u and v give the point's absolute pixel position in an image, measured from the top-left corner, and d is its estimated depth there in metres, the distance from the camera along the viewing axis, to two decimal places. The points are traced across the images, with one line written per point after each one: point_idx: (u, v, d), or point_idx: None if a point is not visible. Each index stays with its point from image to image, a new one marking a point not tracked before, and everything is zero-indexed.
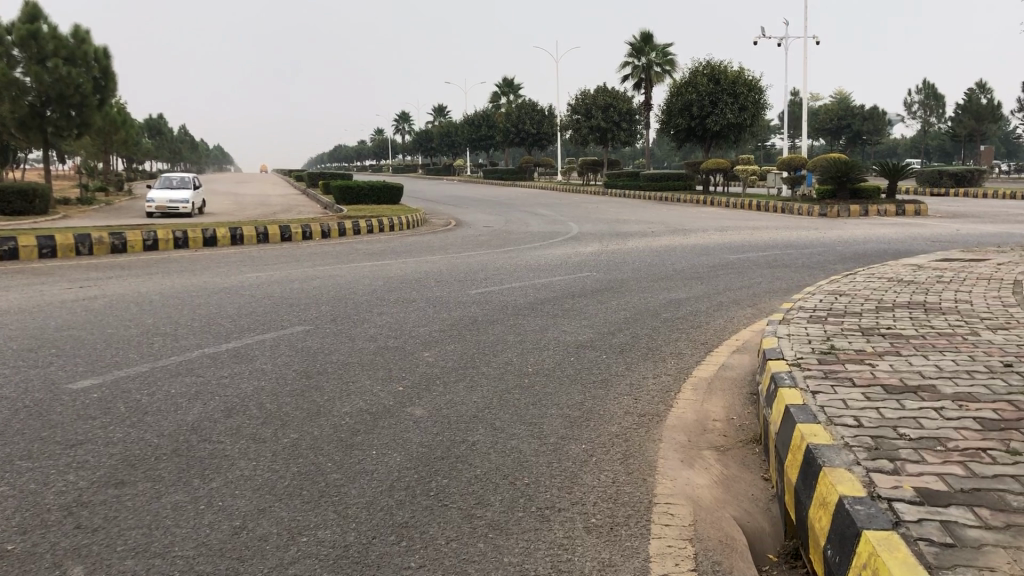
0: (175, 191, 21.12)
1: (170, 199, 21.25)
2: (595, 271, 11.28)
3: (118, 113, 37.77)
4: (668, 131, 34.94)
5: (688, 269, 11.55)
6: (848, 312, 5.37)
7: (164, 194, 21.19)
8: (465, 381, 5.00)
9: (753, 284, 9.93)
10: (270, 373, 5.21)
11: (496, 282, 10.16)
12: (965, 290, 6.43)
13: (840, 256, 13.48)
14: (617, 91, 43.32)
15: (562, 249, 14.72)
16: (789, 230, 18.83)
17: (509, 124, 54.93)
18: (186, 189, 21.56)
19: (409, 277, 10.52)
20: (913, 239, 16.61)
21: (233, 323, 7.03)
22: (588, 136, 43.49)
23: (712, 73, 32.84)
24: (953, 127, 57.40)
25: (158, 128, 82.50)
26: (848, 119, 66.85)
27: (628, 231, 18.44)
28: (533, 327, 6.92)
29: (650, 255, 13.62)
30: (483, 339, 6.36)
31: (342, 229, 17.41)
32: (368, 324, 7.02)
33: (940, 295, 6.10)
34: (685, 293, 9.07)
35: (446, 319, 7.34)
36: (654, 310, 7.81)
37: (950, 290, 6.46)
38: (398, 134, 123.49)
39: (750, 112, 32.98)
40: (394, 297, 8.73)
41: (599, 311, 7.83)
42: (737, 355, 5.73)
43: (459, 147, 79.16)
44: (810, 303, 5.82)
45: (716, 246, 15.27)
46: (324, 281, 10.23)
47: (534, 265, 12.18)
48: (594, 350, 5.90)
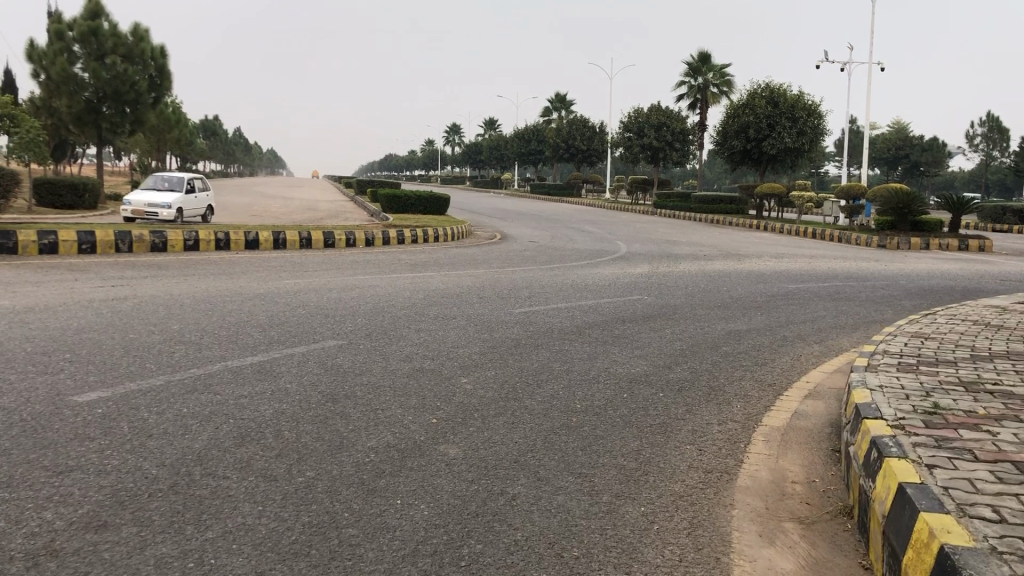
0: (156, 194, 17.82)
1: (150, 203, 17.81)
2: (647, 295, 10.70)
3: (172, 112, 37.97)
4: (723, 153, 34.21)
5: (745, 298, 10.94)
6: (942, 361, 4.76)
7: (143, 196, 17.75)
8: (507, 415, 4.48)
9: (816, 318, 9.29)
10: (293, 394, 4.74)
11: (542, 302, 9.65)
12: None
13: (907, 292, 12.74)
14: (671, 111, 42.69)
15: (611, 269, 14.19)
16: (847, 261, 18.09)
17: (559, 140, 54.53)
18: (172, 193, 18.24)
19: (451, 292, 10.06)
20: (982, 277, 15.80)
21: (262, 334, 6.59)
22: (639, 155, 42.88)
23: (772, 96, 32.10)
24: (1017, 162, 55.78)
25: (212, 129, 83.55)
26: (906, 148, 65.52)
27: (680, 253, 17.83)
28: (582, 355, 6.39)
29: (703, 280, 13.04)
30: (527, 366, 5.84)
31: (385, 238, 17.07)
32: (405, 342, 6.53)
33: None
34: (744, 325, 8.47)
35: (489, 340, 6.83)
36: (712, 343, 7.22)
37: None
38: (447, 145, 123.86)
39: (809, 136, 32.17)
40: (434, 313, 8.26)
41: (652, 340, 7.27)
42: (810, 400, 5.15)
43: (507, 161, 79.04)
44: (894, 347, 5.21)
45: (774, 274, 14.60)
46: (363, 292, 9.81)
47: (582, 285, 11.63)
48: (649, 386, 5.36)
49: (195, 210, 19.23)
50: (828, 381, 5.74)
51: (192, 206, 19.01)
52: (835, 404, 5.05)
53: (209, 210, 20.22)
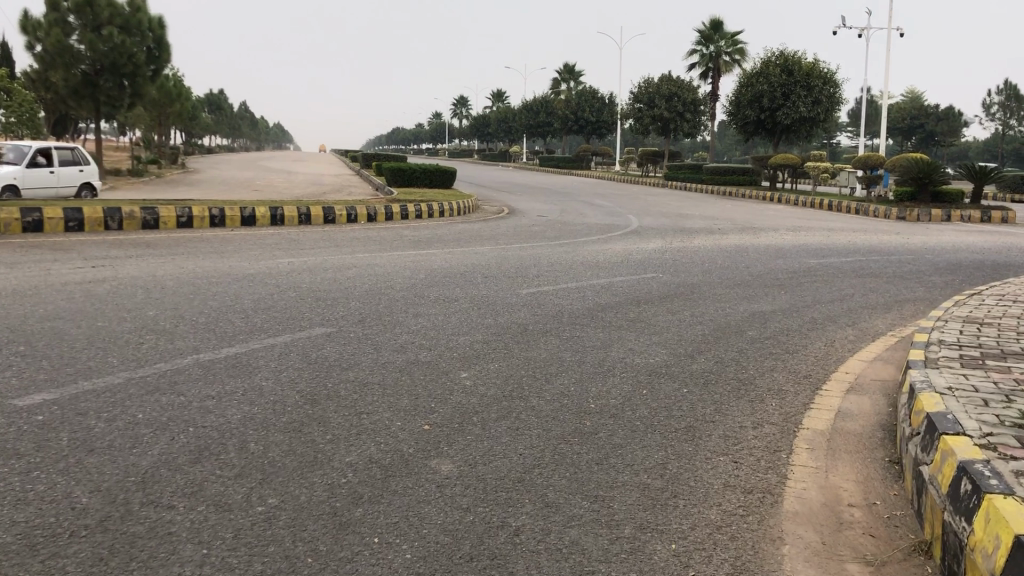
0: None
1: None
2: (662, 273, 10.09)
3: (172, 85, 37.17)
4: (735, 123, 33.40)
5: (766, 275, 10.32)
6: (1010, 353, 4.15)
7: None
8: (511, 419, 3.90)
9: (844, 297, 8.64)
10: (268, 394, 4.18)
11: (550, 281, 9.05)
12: None
13: (937, 267, 12.06)
14: (683, 80, 41.78)
15: (623, 245, 13.56)
16: (868, 234, 17.40)
17: (568, 112, 53.58)
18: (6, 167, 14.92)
19: (454, 271, 9.47)
20: (1009, 250, 15.13)
21: (245, 321, 6.02)
22: (650, 126, 42.01)
23: (786, 63, 31.23)
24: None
25: (218, 104, 82.86)
26: (921, 118, 64.39)
27: (694, 227, 17.17)
28: (594, 343, 5.80)
29: (720, 256, 12.40)
30: (535, 357, 5.25)
31: (387, 213, 16.45)
32: (401, 329, 5.96)
33: None
34: (768, 306, 7.86)
35: (492, 326, 6.25)
36: (736, 327, 6.62)
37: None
38: (454, 118, 122.59)
39: (825, 105, 31.31)
40: (435, 295, 7.67)
41: (671, 324, 6.67)
42: (854, 396, 4.57)
43: (515, 134, 77.95)
44: (949, 336, 4.59)
45: (794, 249, 13.93)
46: (360, 271, 9.23)
47: (593, 263, 11.01)
48: (670, 381, 4.78)
49: (50, 189, 15.82)
50: (870, 373, 5.13)
51: (44, 185, 15.61)
52: (883, 402, 4.46)
53: (83, 186, 16.81)
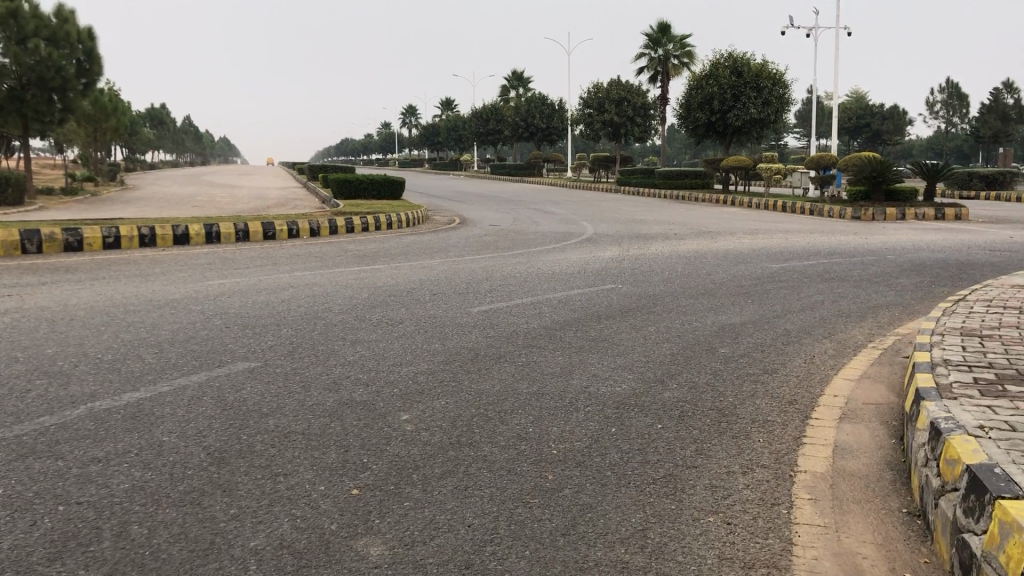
0: None
1: None
2: (622, 284, 9.54)
3: (107, 100, 35.84)
4: (686, 127, 33.19)
5: (729, 282, 9.85)
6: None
7: None
8: (458, 475, 3.27)
9: (813, 305, 8.16)
10: (167, 453, 3.50)
11: (503, 297, 8.44)
12: None
13: (901, 268, 11.72)
14: (632, 85, 41.58)
15: (579, 253, 13.01)
16: (825, 235, 17.13)
17: (517, 119, 53.15)
18: None
19: (401, 289, 8.83)
20: (968, 247, 14.95)
21: (156, 357, 5.30)
22: (601, 132, 41.68)
23: (735, 65, 31.08)
24: (977, 128, 55.63)
25: (160, 119, 80.86)
26: (867, 118, 65.24)
27: (649, 233, 16.70)
28: (553, 369, 5.20)
29: (678, 263, 11.94)
30: (489, 390, 4.63)
31: (332, 226, 15.73)
32: (334, 363, 5.28)
33: None
34: (737, 317, 7.36)
35: (439, 352, 5.61)
36: (707, 344, 6.05)
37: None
38: (404, 128, 121.45)
39: (774, 106, 31.23)
40: (378, 317, 7.03)
41: (636, 342, 6.10)
42: (848, 428, 4.03)
43: (466, 142, 77.30)
44: (953, 353, 4.05)
45: (754, 253, 13.49)
46: (298, 292, 8.54)
47: (549, 274, 10.43)
48: (643, 415, 4.19)
49: None
50: (862, 397, 4.59)
51: None
52: (886, 434, 3.90)
53: None
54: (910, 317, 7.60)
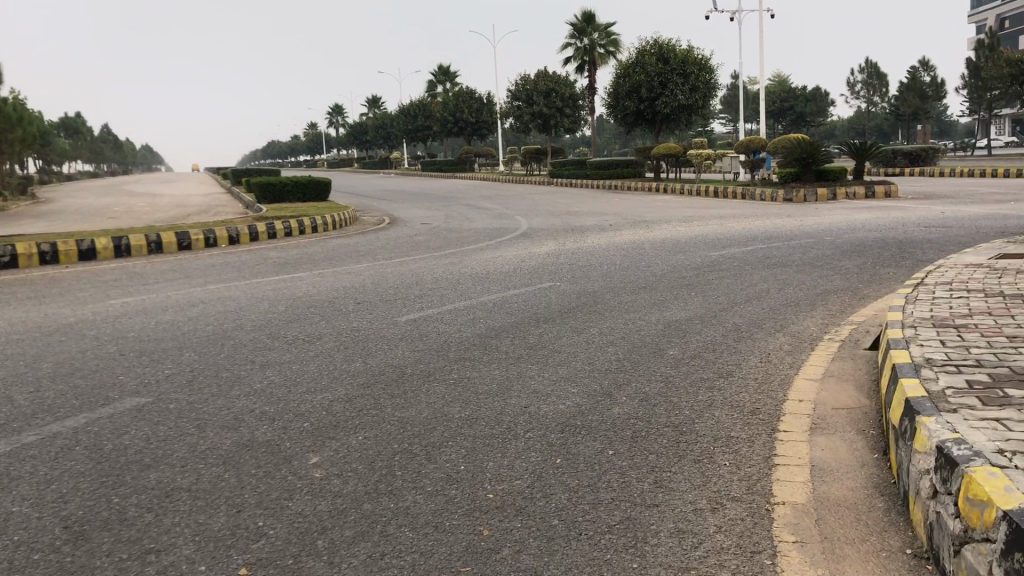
0: None
1: None
2: (559, 281, 9.02)
3: (11, 110, 34.00)
4: (615, 116, 32.92)
5: (670, 274, 9.43)
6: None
7: None
8: (373, 539, 2.69)
9: (760, 295, 7.75)
10: (12, 530, 2.83)
11: (433, 302, 7.85)
12: None
13: (841, 250, 11.48)
14: (559, 75, 41.18)
15: (513, 250, 12.45)
16: (760, 219, 16.93)
17: (446, 114, 52.34)
18: None
19: (322, 299, 8.16)
20: (901, 225, 14.86)
21: (28, 399, 4.57)
22: (530, 124, 41.25)
23: (660, 52, 30.87)
24: (896, 107, 56.79)
25: (75, 128, 77.84)
26: (790, 101, 66.17)
27: (584, 225, 16.24)
28: (487, 386, 4.64)
29: (616, 255, 11.49)
30: (414, 418, 4.06)
31: (253, 233, 14.92)
32: (237, 394, 4.63)
33: None
34: (683, 312, 6.91)
35: (359, 373, 4.99)
36: (654, 346, 5.55)
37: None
38: (331, 128, 119.31)
39: (702, 92, 31.14)
40: (295, 334, 6.39)
41: (577, 348, 5.58)
42: (822, 441, 3.55)
43: (395, 140, 76.11)
44: (933, 350, 3.61)
45: (693, 241, 13.12)
46: (209, 309, 7.82)
47: (482, 274, 9.85)
48: (591, 437, 3.66)
49: None
50: (831, 401, 4.13)
51: None
52: (866, 447, 3.43)
53: None
54: (860, 303, 7.26)
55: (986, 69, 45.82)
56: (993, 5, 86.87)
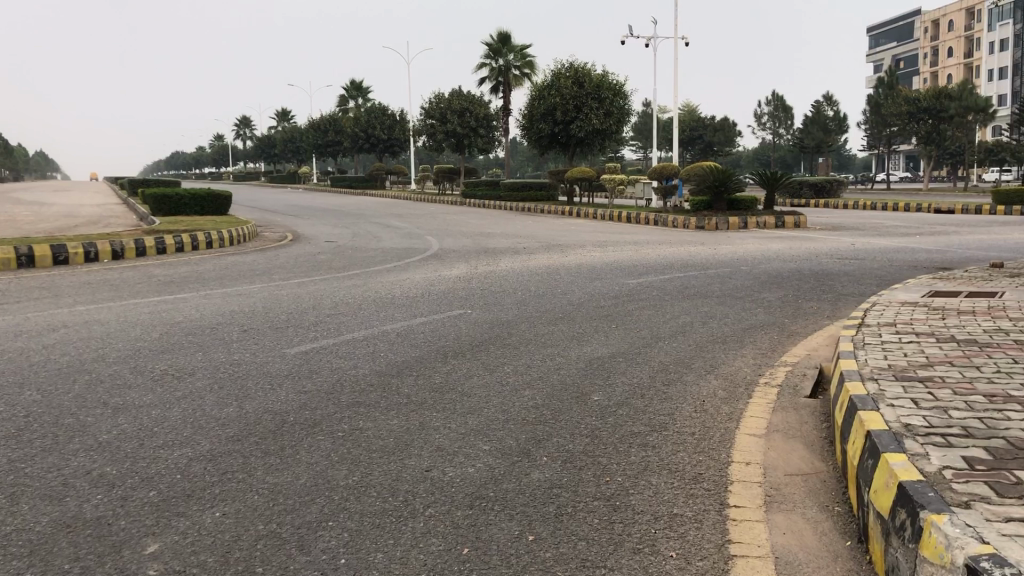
0: None
1: None
2: (470, 309, 8.34)
3: None
4: (530, 137, 32.54)
5: (587, 303, 8.86)
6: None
7: None
8: None
9: (684, 330, 7.23)
10: None
11: (331, 331, 7.07)
12: None
13: (760, 281, 11.17)
14: (473, 95, 40.71)
15: (422, 273, 11.71)
16: (675, 246, 16.64)
17: (357, 130, 51.24)
18: None
19: (204, 326, 7.26)
20: (814, 256, 14.73)
21: None
22: (443, 142, 40.60)
23: (576, 75, 30.66)
24: (801, 139, 58.40)
25: None
26: (700, 130, 67.49)
27: (497, 248, 15.63)
28: (383, 442, 3.92)
29: (530, 281, 10.90)
30: (289, 487, 3.31)
31: (140, 247, 13.79)
32: (75, 448, 3.79)
33: None
34: (604, 348, 6.34)
35: (230, 425, 4.20)
36: (576, 390, 4.92)
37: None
38: (238, 140, 116.04)
39: (616, 117, 31.08)
40: (164, 368, 5.53)
41: (487, 391, 4.90)
42: (781, 520, 2.97)
43: (304, 154, 74.26)
44: (908, 412, 3.08)
45: (609, 267, 12.66)
46: (69, 335, 6.84)
47: (386, 299, 9.10)
48: (504, 515, 3.00)
49: None
50: (782, 466, 3.56)
51: None
52: (834, 529, 2.86)
53: None
54: (789, 340, 6.81)
55: (885, 105, 47.50)
56: (890, 48, 90.89)
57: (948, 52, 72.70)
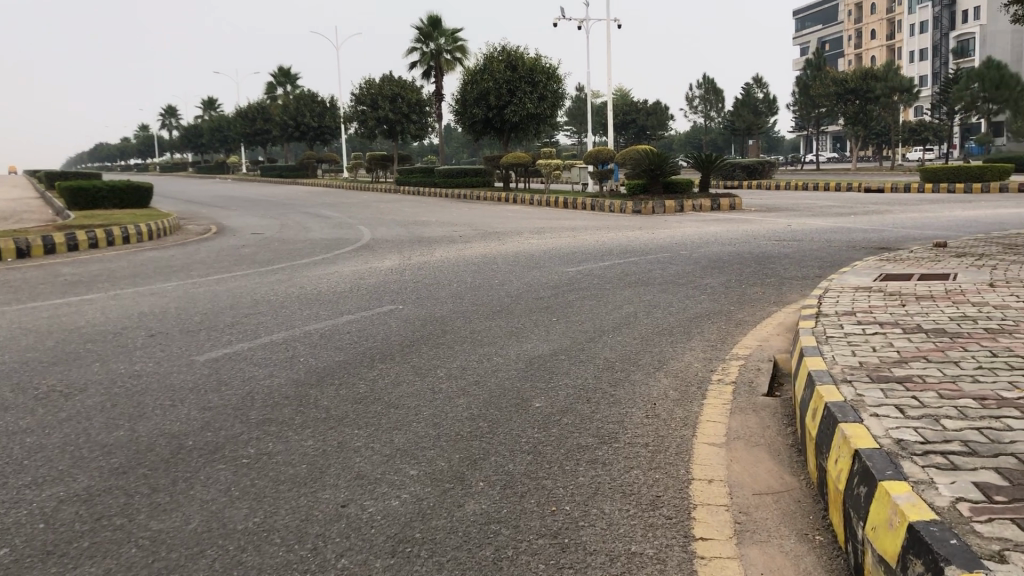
0: None
1: None
2: (401, 304, 7.80)
3: None
4: (463, 123, 31.94)
5: (525, 294, 8.41)
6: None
7: None
8: None
9: (627, 321, 6.81)
10: None
11: (249, 334, 6.48)
12: None
13: (701, 266, 10.86)
14: (404, 80, 39.89)
15: (352, 265, 11.13)
16: (613, 231, 16.32)
17: (286, 117, 49.90)
18: None
19: (107, 332, 6.60)
20: (753, 239, 14.52)
21: None
22: (375, 129, 39.71)
23: (508, 59, 30.20)
24: (733, 121, 58.88)
25: None
26: (633, 114, 67.60)
27: (431, 237, 15.08)
28: (295, 471, 3.39)
29: (465, 271, 10.40)
30: (175, 535, 2.78)
31: (48, 245, 12.92)
32: None
33: None
34: (545, 344, 5.88)
35: (117, 454, 3.63)
36: (515, 396, 4.44)
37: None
38: (163, 129, 112.60)
39: (550, 101, 30.69)
40: (51, 385, 4.89)
41: (415, 401, 4.39)
42: (757, 556, 2.54)
43: (233, 144, 72.25)
44: (897, 423, 2.67)
45: (547, 255, 12.25)
46: None
47: (313, 295, 8.51)
48: (430, 566, 2.51)
49: None
50: (749, 483, 3.14)
51: None
52: (820, 566, 2.45)
53: None
54: (738, 330, 6.46)
55: (813, 87, 48.03)
56: (817, 32, 92.50)
57: (872, 34, 74.04)
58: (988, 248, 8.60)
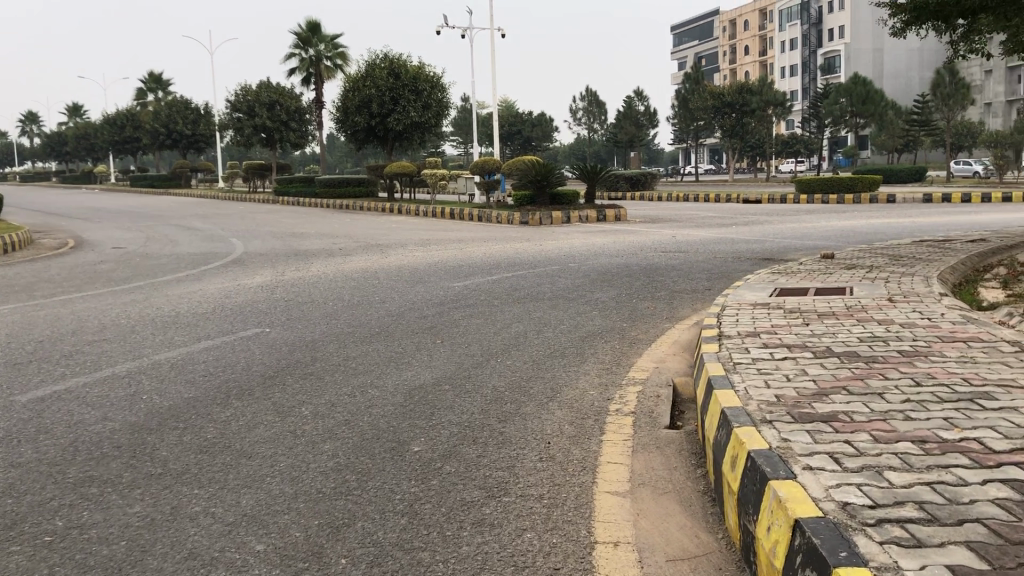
0: None
1: None
2: (270, 327, 7.08)
3: None
4: (345, 131, 31.01)
5: (406, 313, 7.81)
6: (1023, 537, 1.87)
7: None
8: None
9: (517, 343, 6.31)
10: None
11: (88, 366, 5.66)
12: (988, 381, 3.28)
13: (590, 279, 10.50)
14: (283, 87, 38.56)
15: (220, 283, 10.26)
16: (499, 243, 15.88)
17: (157, 125, 47.52)
18: None
19: None
20: (640, 250, 14.34)
21: None
22: (252, 137, 38.20)
23: (391, 67, 29.51)
24: (616, 133, 59.72)
25: None
26: (518, 125, 67.72)
27: (309, 250, 14.25)
28: (109, 554, 2.72)
29: (343, 287, 9.71)
30: None
31: None
32: None
33: (1001, 410, 2.85)
34: (427, 372, 5.31)
35: None
36: (390, 439, 3.87)
37: (1005, 385, 3.22)
38: (23, 136, 105.97)
39: (435, 110, 30.17)
40: None
41: (270, 449, 3.75)
42: None
43: (100, 152, 68.48)
44: (835, 480, 2.25)
45: (431, 268, 11.67)
46: None
47: (171, 317, 7.68)
48: None
49: None
50: (661, 545, 2.68)
51: None
52: None
53: None
54: (633, 350, 6.05)
55: (692, 100, 49.16)
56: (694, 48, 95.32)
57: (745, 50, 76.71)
58: (874, 260, 8.53)
